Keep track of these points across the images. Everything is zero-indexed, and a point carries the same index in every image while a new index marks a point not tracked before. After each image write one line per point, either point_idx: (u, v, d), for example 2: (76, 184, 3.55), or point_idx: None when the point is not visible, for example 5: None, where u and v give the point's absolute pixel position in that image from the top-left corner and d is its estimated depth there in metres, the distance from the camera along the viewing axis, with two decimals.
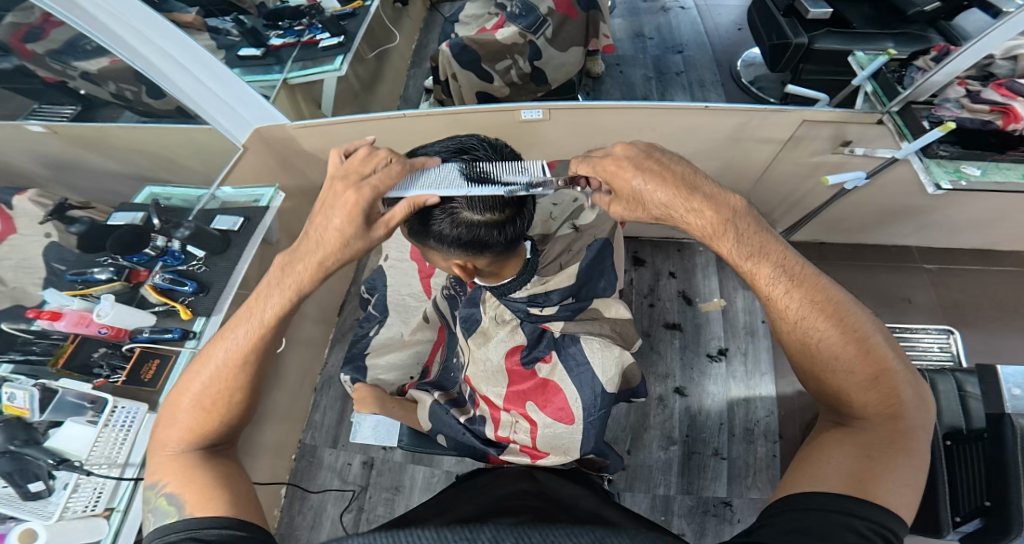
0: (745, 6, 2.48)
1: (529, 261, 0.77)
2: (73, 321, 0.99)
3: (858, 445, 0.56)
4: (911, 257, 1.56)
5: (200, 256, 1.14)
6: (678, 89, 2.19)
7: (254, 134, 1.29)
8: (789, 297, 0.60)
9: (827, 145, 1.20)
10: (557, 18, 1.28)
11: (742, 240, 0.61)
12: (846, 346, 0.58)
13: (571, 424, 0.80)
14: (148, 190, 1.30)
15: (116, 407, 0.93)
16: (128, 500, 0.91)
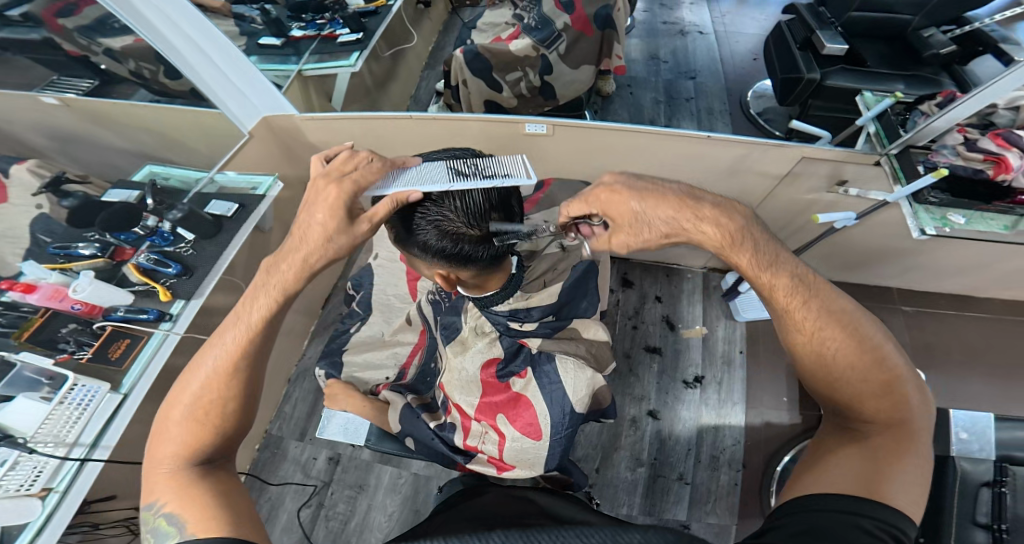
0: (762, 37, 2.52)
1: (513, 277, 0.79)
2: (47, 295, 1.00)
3: (867, 450, 0.59)
4: (891, 298, 1.58)
5: (188, 239, 1.16)
6: (687, 114, 2.21)
7: (261, 123, 1.31)
8: (805, 307, 0.64)
9: (822, 184, 1.22)
10: (571, 34, 1.29)
11: (761, 253, 0.64)
12: (857, 354, 0.62)
13: (538, 440, 0.81)
14: (149, 168, 1.34)
15: (76, 385, 0.96)
16: (68, 482, 0.92)
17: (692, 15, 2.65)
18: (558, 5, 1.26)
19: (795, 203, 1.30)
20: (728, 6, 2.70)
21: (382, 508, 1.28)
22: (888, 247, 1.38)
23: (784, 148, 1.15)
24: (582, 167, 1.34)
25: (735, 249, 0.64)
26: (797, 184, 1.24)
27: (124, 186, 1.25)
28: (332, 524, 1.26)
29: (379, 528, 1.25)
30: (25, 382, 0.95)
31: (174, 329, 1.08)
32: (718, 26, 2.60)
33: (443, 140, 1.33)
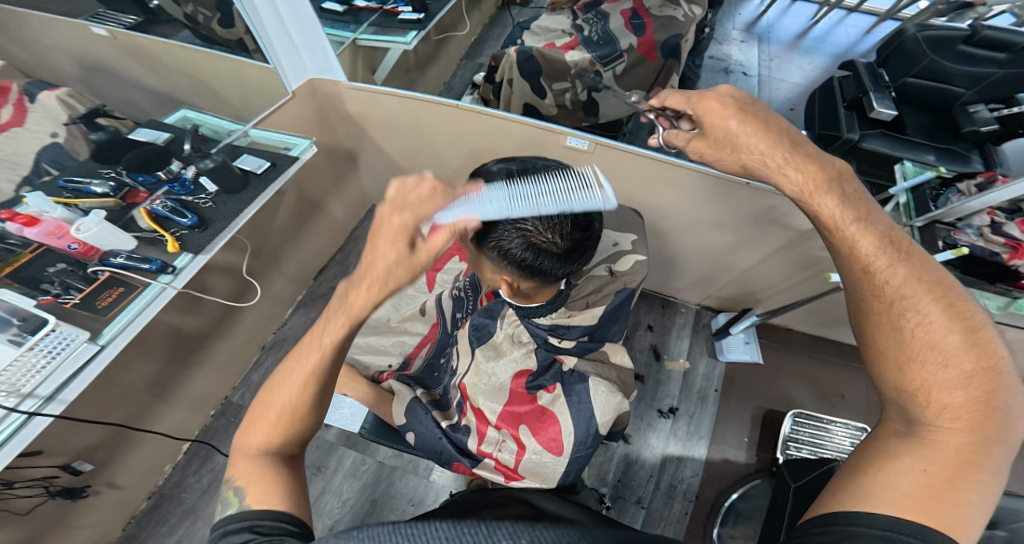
0: (803, 87, 2.57)
1: (563, 292, 0.80)
2: (47, 231, 0.95)
3: (930, 454, 0.53)
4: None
5: (210, 191, 1.12)
6: None
7: (306, 84, 1.33)
8: (892, 269, 0.61)
9: None
10: (633, 56, 1.31)
11: (845, 203, 0.65)
12: (950, 336, 0.56)
13: (560, 455, 0.80)
14: (183, 112, 1.29)
15: (52, 331, 0.87)
16: (8, 435, 0.84)
17: (739, 54, 2.73)
18: (627, 26, 1.30)
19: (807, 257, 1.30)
20: (778, 51, 2.77)
21: (337, 493, 1.22)
22: None
23: None
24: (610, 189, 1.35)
25: (818, 192, 0.67)
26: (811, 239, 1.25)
27: (155, 126, 1.23)
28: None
29: (330, 513, 1.20)
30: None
31: (173, 283, 1.01)
32: (764, 69, 2.66)
33: (478, 137, 1.33)
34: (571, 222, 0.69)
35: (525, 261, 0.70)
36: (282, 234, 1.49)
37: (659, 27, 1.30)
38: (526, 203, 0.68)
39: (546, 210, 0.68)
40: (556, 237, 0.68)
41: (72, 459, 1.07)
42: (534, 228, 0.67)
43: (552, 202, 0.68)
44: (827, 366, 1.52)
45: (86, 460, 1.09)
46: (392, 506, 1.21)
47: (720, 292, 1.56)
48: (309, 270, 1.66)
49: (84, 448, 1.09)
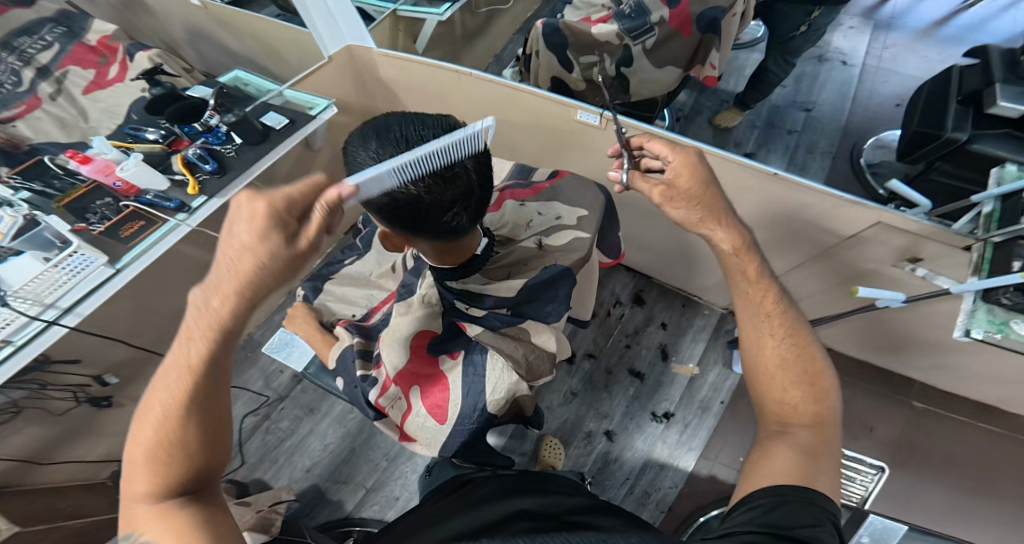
0: (918, 81, 2.21)
1: (475, 258, 0.84)
2: (96, 169, 1.09)
3: (798, 446, 0.66)
4: (905, 388, 1.38)
5: (236, 143, 1.21)
6: (779, 146, 2.06)
7: (344, 50, 1.34)
8: (763, 297, 0.73)
9: (889, 257, 1.04)
10: (665, 30, 1.20)
11: (733, 237, 0.74)
12: (791, 351, 0.71)
13: (441, 423, 0.83)
14: (235, 73, 1.40)
15: (75, 252, 1.00)
16: (26, 339, 0.97)
17: (842, 40, 2.40)
18: None
19: (850, 269, 1.13)
20: (896, 38, 2.39)
21: (322, 436, 1.32)
22: (931, 342, 1.20)
23: (858, 207, 0.98)
24: None
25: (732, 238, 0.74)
26: (859, 248, 1.07)
27: (210, 84, 1.36)
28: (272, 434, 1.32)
29: (313, 454, 1.30)
30: (42, 242, 1.03)
31: (188, 221, 1.12)
32: (871, 59, 2.32)
33: (496, 106, 1.30)
34: (432, 174, 0.66)
35: (389, 209, 0.69)
36: None
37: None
38: (386, 152, 0.66)
39: (402, 160, 0.66)
40: (414, 185, 0.66)
41: (102, 372, 1.24)
42: (395, 176, 0.66)
43: (411, 153, 0.66)
44: (851, 394, 1.38)
45: (113, 375, 1.27)
46: (367, 456, 1.29)
47: None
48: (340, 227, 1.75)
49: (114, 363, 1.26)
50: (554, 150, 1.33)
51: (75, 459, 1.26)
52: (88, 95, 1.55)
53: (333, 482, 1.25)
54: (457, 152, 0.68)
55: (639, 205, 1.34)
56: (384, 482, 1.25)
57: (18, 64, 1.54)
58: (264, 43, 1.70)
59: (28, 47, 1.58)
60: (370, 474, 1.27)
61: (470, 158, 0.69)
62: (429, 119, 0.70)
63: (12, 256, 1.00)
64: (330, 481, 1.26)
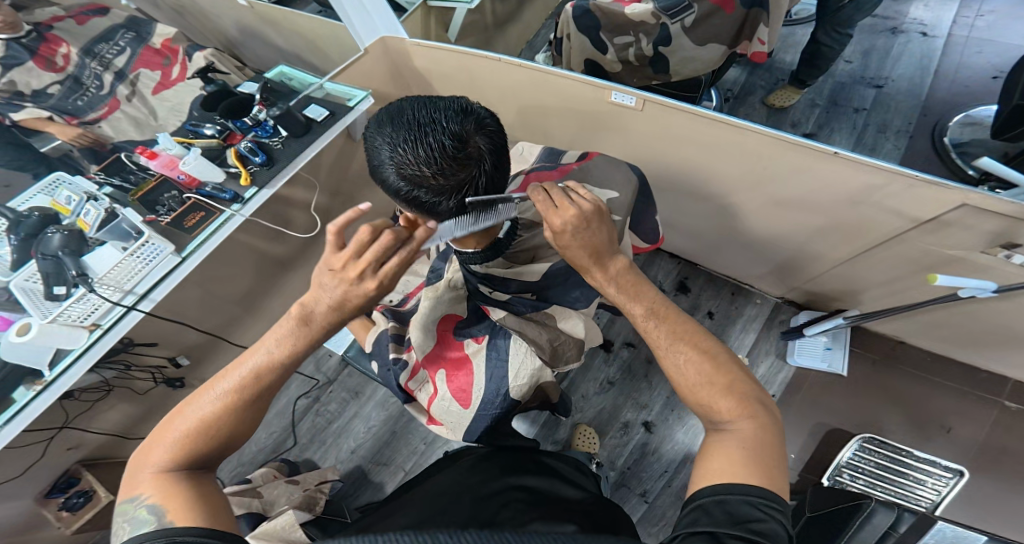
0: (1019, 51, 1.97)
1: (499, 241, 0.84)
2: (163, 163, 1.20)
3: (737, 443, 0.55)
4: (996, 387, 1.25)
5: (282, 135, 1.26)
6: (844, 126, 1.90)
7: (379, 42, 1.36)
8: (648, 318, 0.64)
9: (979, 241, 0.93)
10: (705, 7, 1.12)
11: (606, 267, 0.65)
12: (690, 359, 0.61)
13: (465, 407, 0.83)
14: (279, 68, 1.44)
15: (146, 242, 1.09)
16: (112, 323, 1.06)
17: (922, 10, 2.16)
18: None
19: (927, 255, 1.03)
20: (996, 5, 2.13)
21: (365, 418, 1.37)
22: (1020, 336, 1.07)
23: (934, 187, 0.89)
24: (671, 154, 1.20)
25: (601, 264, 0.65)
26: (940, 233, 0.97)
27: (257, 79, 1.42)
28: (321, 416, 1.38)
29: (356, 435, 1.35)
30: (120, 232, 1.11)
31: (241, 211, 1.18)
32: (958, 29, 2.08)
33: (530, 91, 1.28)
34: (445, 155, 0.64)
35: (406, 192, 0.69)
36: (359, 180, 1.63)
37: None
38: (399, 136, 0.65)
39: (414, 143, 0.64)
40: (427, 168, 0.64)
41: (175, 354, 1.32)
42: (408, 161, 0.65)
43: (425, 134, 0.64)
44: (929, 392, 1.27)
45: (185, 356, 1.35)
46: (406, 439, 1.33)
47: (807, 286, 1.33)
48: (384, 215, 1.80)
49: (187, 345, 1.34)
50: (592, 135, 1.29)
51: None
52: (157, 95, 1.68)
53: (376, 465, 1.30)
54: (470, 132, 0.65)
55: (685, 188, 1.28)
56: (423, 465, 1.29)
57: (98, 68, 1.69)
58: (309, 40, 1.76)
59: (105, 52, 1.72)
60: (409, 456, 1.31)
61: (484, 137, 0.67)
62: (444, 101, 0.68)
63: (97, 246, 1.10)
64: (372, 463, 1.31)
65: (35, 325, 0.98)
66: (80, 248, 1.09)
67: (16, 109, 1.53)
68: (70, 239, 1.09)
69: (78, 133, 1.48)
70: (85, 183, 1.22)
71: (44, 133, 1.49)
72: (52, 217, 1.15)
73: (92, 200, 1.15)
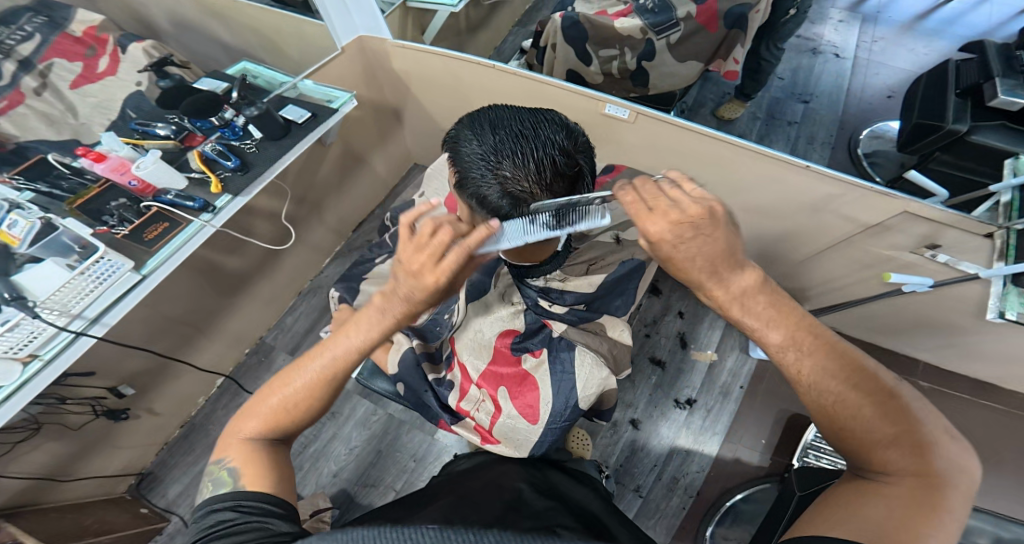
0: (910, 75, 2.28)
1: (558, 255, 0.80)
2: (111, 167, 1.04)
3: (883, 498, 0.53)
4: (910, 369, 1.42)
5: (256, 138, 1.16)
6: (781, 137, 2.11)
7: (356, 42, 1.32)
8: (803, 355, 0.59)
9: (908, 243, 1.06)
10: (691, 26, 1.25)
11: (750, 300, 0.61)
12: (850, 402, 0.57)
13: (533, 422, 0.87)
14: (243, 65, 1.36)
15: (101, 258, 0.93)
16: (54, 353, 0.91)
17: (834, 34, 2.45)
18: None
19: (870, 256, 1.16)
20: (885, 33, 2.45)
21: (346, 440, 1.30)
22: (940, 324, 1.23)
23: (882, 197, 1.01)
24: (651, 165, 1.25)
25: (717, 278, 0.61)
26: (881, 235, 1.09)
27: (218, 76, 1.31)
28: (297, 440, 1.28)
29: (337, 458, 1.27)
30: (60, 247, 0.95)
31: (213, 221, 1.07)
32: (861, 52, 2.38)
33: (515, 98, 1.28)
34: (552, 171, 0.67)
35: (499, 209, 0.69)
36: (326, 186, 1.53)
37: None
38: (504, 147, 0.66)
39: (522, 158, 0.66)
40: (532, 184, 0.66)
41: (117, 383, 1.15)
42: (512, 175, 0.66)
43: (533, 148, 0.67)
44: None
45: (129, 385, 1.18)
46: (394, 457, 1.28)
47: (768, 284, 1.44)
48: (349, 223, 1.71)
49: (131, 373, 1.17)
50: None
51: (91, 476, 1.18)
52: (76, 89, 1.46)
53: (363, 486, 1.24)
54: (574, 152, 0.69)
55: None
56: (413, 483, 1.24)
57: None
58: (264, 34, 1.64)
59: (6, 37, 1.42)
60: (398, 475, 1.25)
61: (584, 156, 0.70)
62: (547, 114, 0.70)
63: (30, 264, 0.92)
64: (359, 485, 1.24)
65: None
66: (8, 268, 0.92)
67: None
68: None
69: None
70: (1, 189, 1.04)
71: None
72: None
73: (16, 210, 0.97)
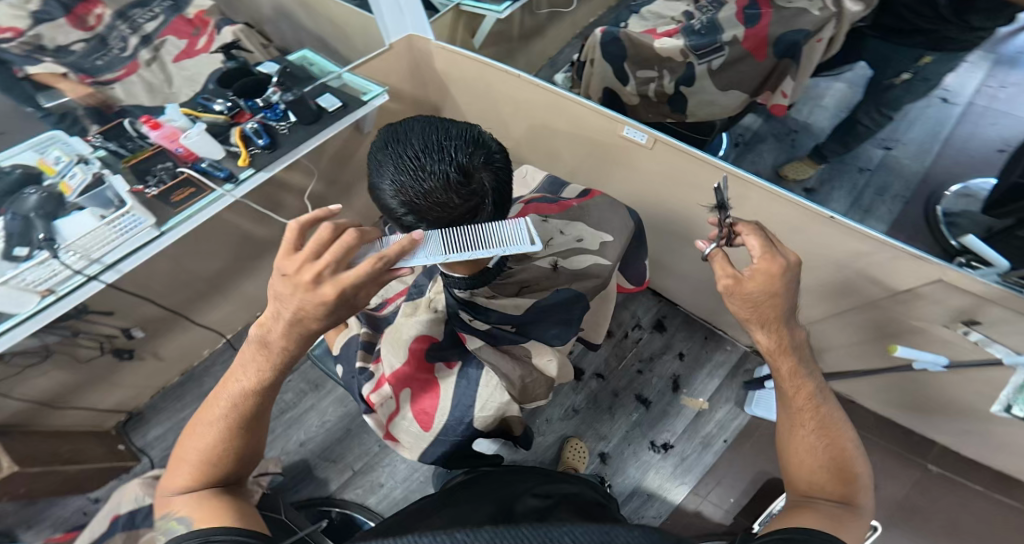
0: None
1: (489, 271, 0.83)
2: (164, 134, 1.18)
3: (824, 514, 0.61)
4: (923, 449, 1.25)
5: (290, 121, 1.24)
6: (844, 184, 1.91)
7: (405, 40, 1.36)
8: (807, 404, 0.68)
9: (940, 315, 0.93)
10: (736, 51, 1.18)
11: (796, 357, 0.68)
12: (818, 448, 0.66)
13: (425, 430, 0.84)
14: (303, 53, 1.46)
15: (127, 213, 1.06)
16: (69, 291, 1.02)
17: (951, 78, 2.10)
18: (739, 15, 1.17)
19: (895, 324, 1.03)
20: None
21: (321, 413, 1.35)
22: (974, 413, 1.07)
23: (917, 260, 0.88)
24: (663, 198, 1.21)
25: (785, 336, 0.67)
26: (912, 304, 0.96)
27: (278, 61, 1.41)
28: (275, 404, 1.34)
29: (307, 428, 1.33)
30: (102, 200, 1.09)
31: (233, 192, 1.16)
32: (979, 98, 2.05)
33: (540, 110, 1.26)
34: (448, 187, 0.65)
35: (400, 214, 0.69)
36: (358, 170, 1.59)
37: (777, 19, 1.14)
38: (404, 155, 0.65)
39: (418, 170, 0.64)
40: (427, 198, 0.66)
41: (129, 325, 1.26)
42: (408, 185, 0.65)
43: (431, 160, 0.64)
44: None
45: (139, 329, 1.29)
46: (360, 439, 1.32)
47: None
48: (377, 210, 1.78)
49: (144, 319, 1.28)
50: (593, 159, 1.28)
51: (87, 407, 1.32)
52: (177, 63, 1.64)
53: (323, 461, 1.29)
54: (475, 170, 0.66)
55: (674, 230, 1.26)
56: (371, 467, 1.28)
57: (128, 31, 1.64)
58: (333, 24, 1.75)
59: (140, 18, 1.71)
60: (359, 457, 1.30)
61: (491, 173, 0.67)
62: (454, 126, 0.67)
63: (74, 211, 1.06)
64: (320, 459, 1.29)
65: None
66: (56, 212, 1.06)
67: (32, 62, 1.48)
68: (48, 201, 1.07)
69: (89, 92, 1.47)
70: (79, 145, 1.21)
71: (53, 90, 1.46)
72: (35, 175, 1.13)
73: (81, 163, 1.13)
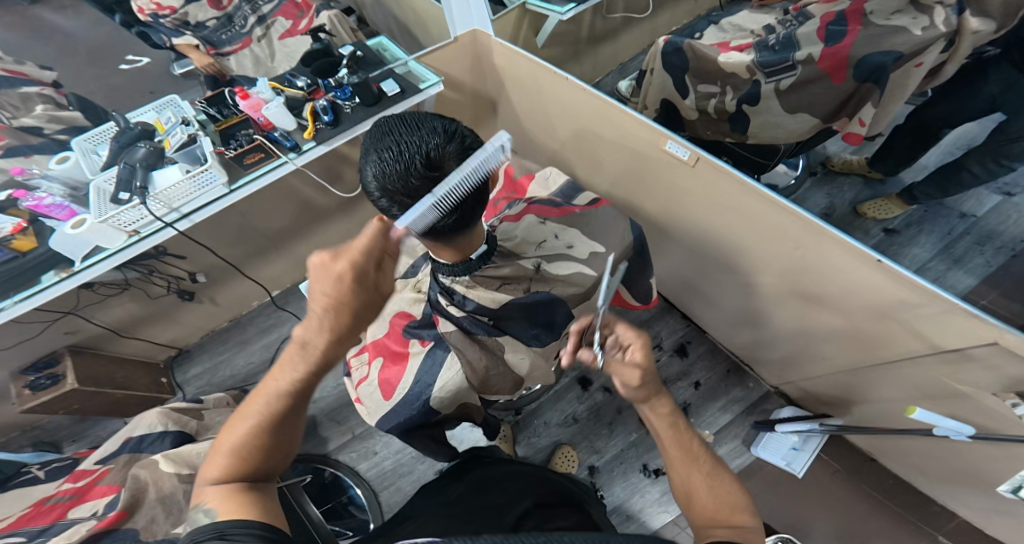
0: None
1: (469, 262, 0.85)
2: (249, 105, 1.31)
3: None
4: (936, 521, 1.18)
5: (354, 102, 1.34)
6: (936, 229, 1.59)
7: (470, 34, 1.41)
8: (681, 441, 0.64)
9: (989, 382, 0.82)
10: (809, 70, 1.09)
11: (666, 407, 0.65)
12: (700, 478, 0.62)
13: (385, 398, 0.90)
14: (380, 39, 1.56)
15: (206, 170, 1.17)
16: (148, 233, 1.19)
17: None
18: (819, 32, 1.06)
19: (932, 384, 0.93)
20: None
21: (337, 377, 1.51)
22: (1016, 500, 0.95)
23: (969, 318, 0.77)
24: (698, 220, 1.17)
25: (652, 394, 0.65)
26: (957, 366, 0.86)
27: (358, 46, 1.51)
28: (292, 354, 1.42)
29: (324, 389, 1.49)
30: (192, 157, 1.22)
31: (296, 160, 1.28)
32: None
33: (586, 115, 1.26)
34: (414, 172, 0.68)
35: (374, 195, 0.73)
36: None
37: (861, 40, 1.02)
38: (382, 139, 0.69)
39: (393, 153, 0.69)
40: (396, 180, 0.69)
41: (195, 270, 1.44)
42: (379, 165, 0.69)
43: (405, 144, 0.69)
44: (869, 510, 1.22)
45: (202, 275, 1.46)
46: None
47: (811, 384, 1.25)
48: None
49: (207, 266, 1.46)
50: (631, 170, 1.26)
51: (147, 339, 1.51)
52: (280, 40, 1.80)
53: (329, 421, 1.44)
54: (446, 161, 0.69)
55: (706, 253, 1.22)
56: (369, 434, 1.41)
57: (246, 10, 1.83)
58: (415, 13, 1.84)
59: None
60: (361, 422, 1.43)
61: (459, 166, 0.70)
62: (431, 120, 0.71)
63: (168, 164, 1.22)
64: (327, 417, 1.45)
65: (88, 222, 1.08)
66: (156, 163, 1.22)
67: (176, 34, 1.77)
68: (151, 154, 1.22)
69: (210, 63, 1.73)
70: (186, 107, 1.38)
71: (188, 59, 1.77)
72: (150, 132, 1.32)
73: (183, 125, 1.27)
